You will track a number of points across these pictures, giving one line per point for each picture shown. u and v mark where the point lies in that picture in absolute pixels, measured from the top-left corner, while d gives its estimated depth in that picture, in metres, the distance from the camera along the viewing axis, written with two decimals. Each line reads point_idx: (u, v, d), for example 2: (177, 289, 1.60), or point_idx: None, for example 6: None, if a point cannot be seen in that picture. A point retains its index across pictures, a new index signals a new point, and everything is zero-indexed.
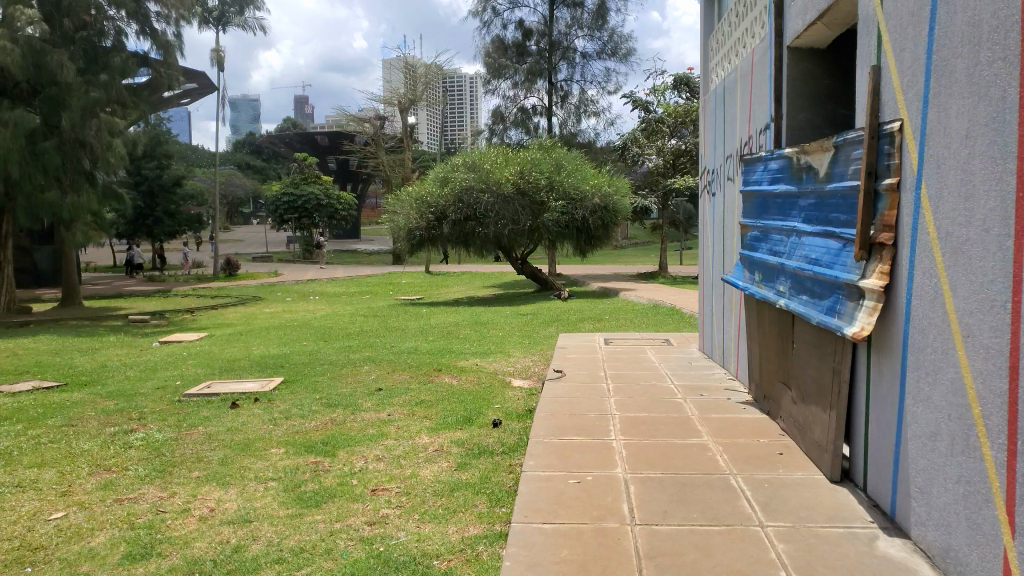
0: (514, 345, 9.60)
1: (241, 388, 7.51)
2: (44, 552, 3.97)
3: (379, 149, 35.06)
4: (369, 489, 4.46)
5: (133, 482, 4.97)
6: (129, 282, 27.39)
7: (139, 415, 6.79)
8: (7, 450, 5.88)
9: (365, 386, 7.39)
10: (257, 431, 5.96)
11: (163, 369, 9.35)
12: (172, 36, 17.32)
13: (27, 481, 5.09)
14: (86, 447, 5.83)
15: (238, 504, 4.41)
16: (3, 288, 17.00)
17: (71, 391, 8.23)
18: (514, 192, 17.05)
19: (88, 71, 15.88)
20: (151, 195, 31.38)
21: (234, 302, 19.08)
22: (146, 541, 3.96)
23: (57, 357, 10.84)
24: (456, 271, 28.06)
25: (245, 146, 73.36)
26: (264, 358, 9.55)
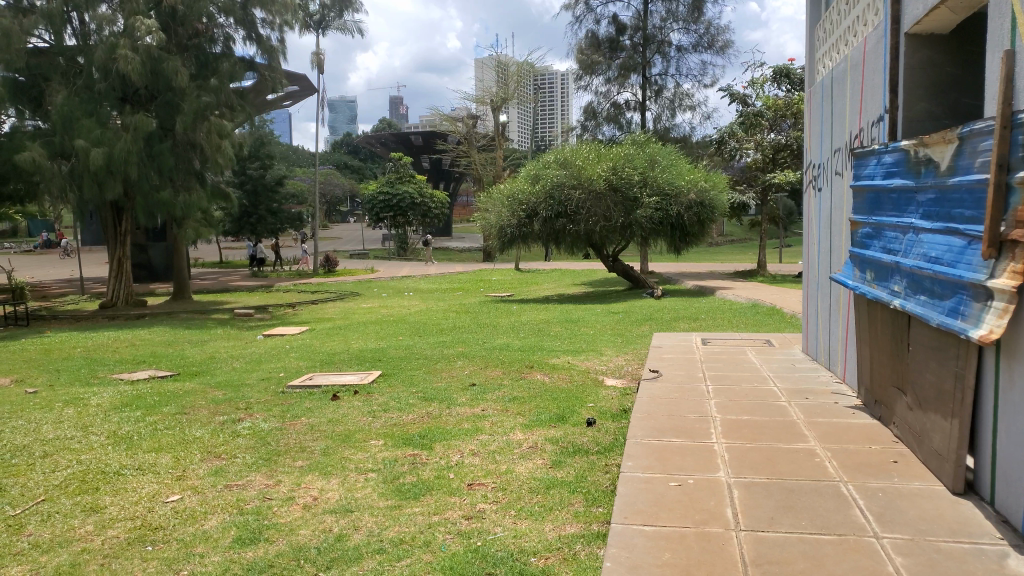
0: (606, 343, 9.50)
1: (340, 381, 7.74)
2: (163, 532, 4.20)
3: (472, 147, 35.45)
4: (465, 484, 4.51)
5: (241, 469, 5.19)
6: (235, 277, 28.74)
7: (245, 405, 7.10)
8: (128, 434, 6.26)
9: (459, 381, 7.48)
10: (357, 423, 6.13)
11: (268, 361, 9.75)
12: (276, 41, 18.02)
13: (146, 465, 5.41)
14: (198, 434, 6.14)
15: (340, 493, 4.54)
16: (123, 283, 18.15)
17: (183, 381, 8.69)
18: (607, 188, 16.87)
19: (199, 76, 16.88)
20: (255, 194, 32.79)
21: (333, 298, 19.68)
22: (254, 526, 4.13)
23: (172, 348, 11.48)
24: (546, 268, 28.09)
25: (342, 146, 75.76)
26: (362, 352, 9.81)
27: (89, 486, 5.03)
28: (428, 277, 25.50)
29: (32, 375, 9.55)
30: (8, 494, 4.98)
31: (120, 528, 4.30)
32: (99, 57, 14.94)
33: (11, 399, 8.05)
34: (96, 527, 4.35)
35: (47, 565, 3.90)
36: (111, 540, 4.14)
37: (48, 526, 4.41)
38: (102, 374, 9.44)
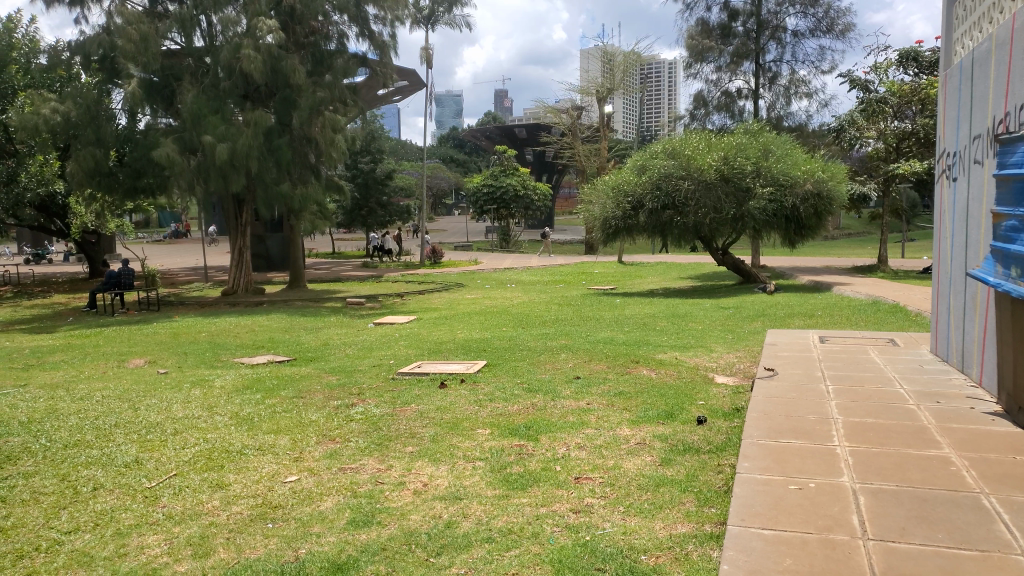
0: (715, 340, 9.22)
1: (447, 370, 7.86)
2: (283, 510, 4.39)
3: (576, 139, 35.29)
4: (573, 477, 4.47)
5: (354, 453, 5.36)
6: (345, 267, 29.79)
7: (357, 391, 7.33)
8: (249, 416, 6.58)
9: (564, 374, 7.47)
10: (463, 411, 6.20)
11: (378, 348, 10.03)
12: (388, 36, 18.48)
13: (266, 445, 5.66)
14: (314, 418, 6.38)
15: (449, 481, 4.60)
16: (243, 271, 19.11)
17: (299, 366, 9.06)
18: (717, 179, 16.41)
19: (315, 73, 17.48)
20: (366, 187, 33.79)
21: (439, 289, 20.04)
22: (367, 510, 4.24)
23: (287, 335, 11.99)
24: (649, 261, 27.64)
25: (449, 139, 77.18)
26: (468, 342, 9.94)
27: (215, 464, 5.32)
28: (531, 269, 25.59)
29: (163, 357, 10.20)
30: (143, 468, 5.32)
31: (244, 505, 4.52)
32: (224, 56, 15.77)
33: (144, 379, 8.63)
34: (223, 502, 4.60)
35: (179, 536, 4.14)
36: (236, 516, 4.36)
37: (180, 499, 4.69)
38: (225, 358, 9.98)
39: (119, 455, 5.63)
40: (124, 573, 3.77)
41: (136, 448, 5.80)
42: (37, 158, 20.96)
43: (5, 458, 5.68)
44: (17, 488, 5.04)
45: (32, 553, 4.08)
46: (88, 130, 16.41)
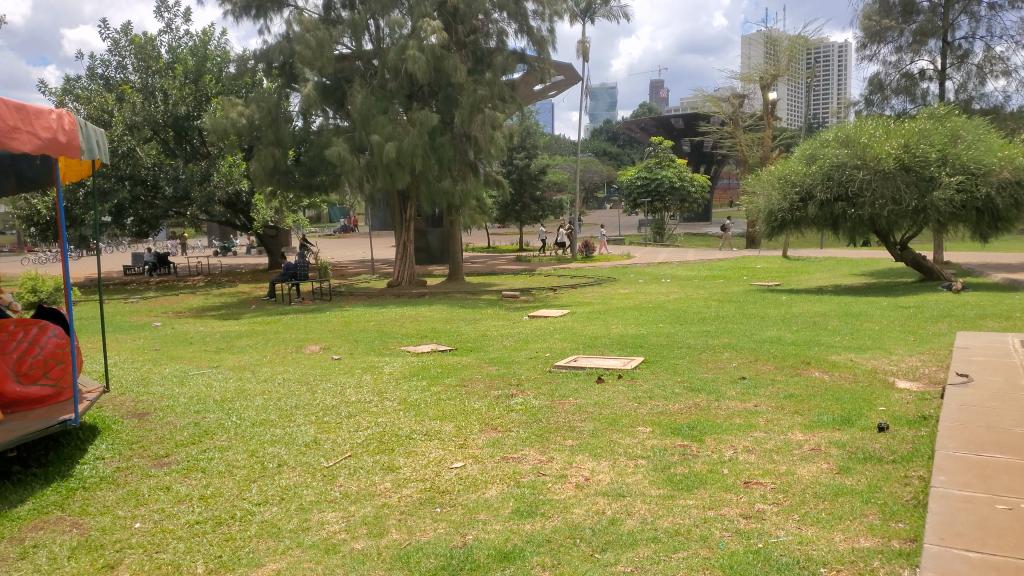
0: (894, 341, 8.57)
1: (604, 365, 7.80)
2: (449, 496, 4.54)
3: (737, 128, 33.99)
4: (741, 481, 4.30)
5: (516, 443, 5.44)
6: (501, 261, 30.40)
7: (517, 382, 7.46)
8: (416, 402, 6.88)
9: (728, 373, 7.21)
10: (622, 407, 6.14)
11: (535, 341, 10.13)
12: (546, 31, 18.63)
13: (433, 431, 5.88)
14: (476, 406, 6.55)
15: (611, 476, 4.56)
16: (407, 265, 19.96)
17: (461, 355, 9.34)
18: (897, 168, 15.19)
19: (476, 71, 17.95)
20: (521, 183, 34.28)
21: (591, 283, 19.98)
22: (531, 500, 4.30)
23: (448, 325, 12.39)
24: (817, 256, 26.15)
25: (603, 133, 76.88)
26: (625, 337, 9.83)
27: (386, 447, 5.58)
28: (687, 264, 24.99)
29: (336, 344, 10.87)
30: (322, 448, 5.69)
31: (414, 488, 4.72)
32: (391, 58, 16.52)
33: (320, 364, 9.25)
34: (394, 484, 4.83)
35: (355, 515, 4.38)
36: (407, 499, 4.56)
37: (355, 480, 4.96)
38: (392, 346, 10.47)
39: (300, 435, 6.03)
40: (308, 545, 4.04)
41: (314, 429, 6.20)
42: (226, 160, 22.98)
43: (203, 432, 6.25)
44: (213, 460, 5.53)
45: (229, 520, 4.45)
46: (269, 131, 17.79)
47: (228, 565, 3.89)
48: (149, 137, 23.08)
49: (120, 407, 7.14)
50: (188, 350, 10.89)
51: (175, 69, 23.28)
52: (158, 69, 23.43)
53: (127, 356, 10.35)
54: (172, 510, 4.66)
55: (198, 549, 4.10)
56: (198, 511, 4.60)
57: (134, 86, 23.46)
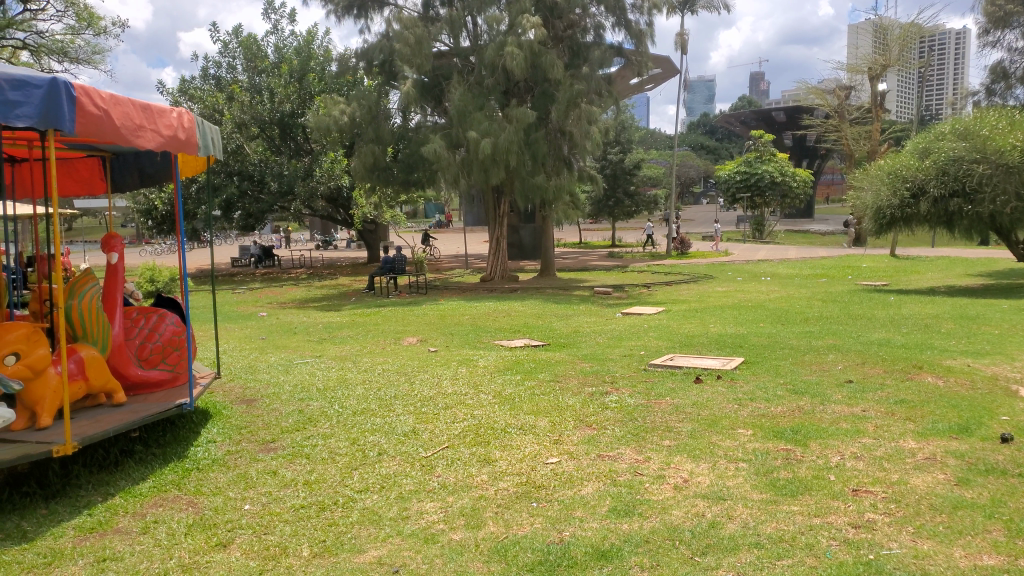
0: (1016, 347, 8.04)
1: (701, 365, 7.64)
2: (545, 491, 4.57)
3: (843, 121, 32.59)
4: (850, 489, 4.13)
5: (612, 441, 5.41)
6: (593, 257, 30.21)
7: (611, 379, 7.41)
8: (510, 396, 6.94)
9: (833, 376, 6.94)
10: (722, 409, 6.01)
11: (629, 339, 10.02)
12: (645, 25, 18.42)
13: (527, 426, 5.92)
14: (571, 402, 6.55)
15: (711, 479, 4.47)
16: (499, 259, 20.13)
17: (554, 351, 9.35)
18: (1022, 162, 14.23)
19: (572, 65, 17.93)
20: (615, 178, 33.97)
21: (687, 280, 19.61)
22: (629, 499, 4.27)
23: (540, 320, 12.43)
24: (928, 256, 24.78)
25: (700, 127, 75.23)
26: (723, 337, 9.61)
27: (482, 440, 5.66)
28: (788, 262, 24.16)
29: (432, 336, 11.08)
30: (420, 438, 5.81)
31: (510, 481, 4.77)
32: (489, 54, 16.70)
33: (416, 355, 9.45)
34: (491, 477, 4.89)
35: (453, 506, 4.47)
36: (503, 492, 4.61)
37: (453, 471, 5.06)
38: (486, 340, 10.59)
39: (399, 425, 6.20)
40: (407, 534, 4.14)
41: (413, 419, 6.36)
42: (328, 156, 23.85)
43: (307, 420, 6.50)
44: (317, 447, 5.76)
45: (332, 506, 4.62)
46: (370, 129, 18.34)
47: (331, 550, 4.03)
48: (256, 135, 24.15)
49: (230, 393, 7.52)
50: (292, 340, 11.34)
51: (281, 68, 24.25)
52: (265, 69, 24.49)
53: (237, 345, 10.88)
54: (279, 494, 4.87)
55: (304, 532, 4.28)
56: (302, 496, 4.79)
57: (243, 86, 24.57)
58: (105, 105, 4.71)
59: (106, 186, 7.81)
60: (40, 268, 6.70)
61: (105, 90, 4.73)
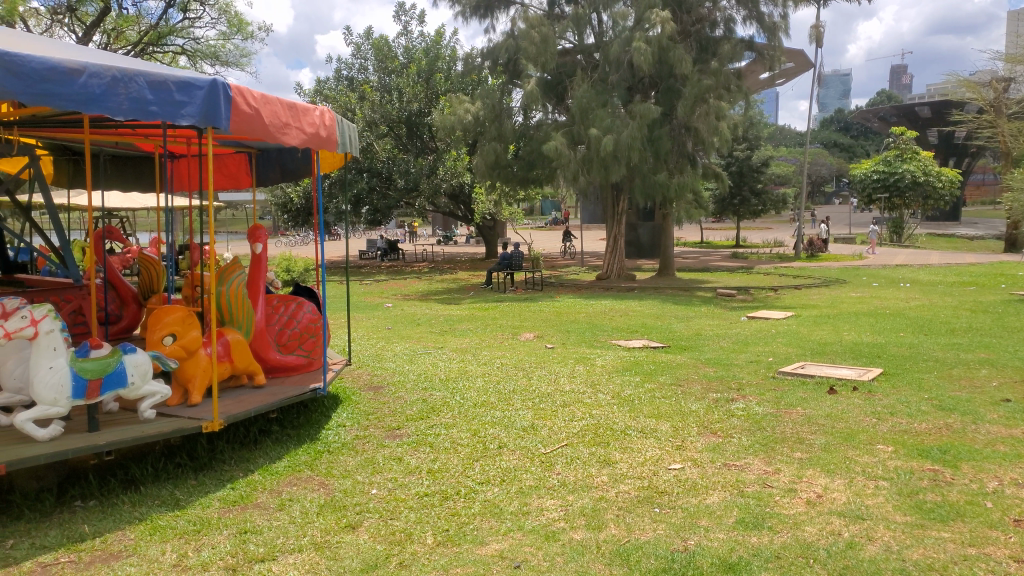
0: None
1: (836, 374, 7.26)
2: (668, 497, 4.47)
3: (998, 116, 30.08)
4: (1009, 518, 3.81)
5: (739, 450, 5.23)
6: (716, 258, 29.35)
7: (737, 386, 7.15)
8: (630, 397, 6.84)
9: (986, 394, 6.41)
10: (859, 422, 5.68)
11: (755, 344, 9.66)
12: (779, 17, 17.74)
13: (649, 429, 5.81)
14: (694, 408, 6.38)
15: (848, 496, 4.24)
16: (617, 258, 19.94)
17: (675, 353, 9.14)
18: None
19: (701, 60, 17.50)
20: (740, 176, 32.83)
21: (818, 284, 18.71)
22: (757, 512, 4.12)
23: (660, 321, 12.19)
24: None
25: (835, 123, 71.59)
26: (859, 345, 9.09)
27: (601, 440, 5.61)
28: (930, 267, 22.59)
29: (549, 333, 11.10)
30: (539, 434, 5.83)
31: (631, 485, 4.70)
32: (615, 50, 16.59)
33: (534, 351, 9.50)
34: (611, 479, 4.83)
35: (573, 505, 4.45)
36: (625, 495, 4.55)
37: (572, 469, 5.04)
38: (603, 339, 10.50)
39: (518, 419, 6.24)
40: (529, 530, 4.15)
41: (531, 414, 6.38)
42: (451, 153, 24.38)
43: (429, 409, 6.66)
44: (440, 436, 5.89)
45: (454, 496, 4.71)
46: (492, 127, 18.57)
47: (454, 539, 4.11)
48: (385, 133, 24.95)
49: (359, 379, 7.82)
50: (416, 331, 11.66)
51: (410, 68, 24.99)
52: (395, 69, 25.31)
53: (364, 334, 11.30)
54: (403, 480, 5.01)
55: (428, 520, 4.38)
56: (425, 484, 4.91)
57: (374, 85, 25.43)
58: (257, 104, 4.99)
59: (252, 181, 8.29)
60: (192, 255, 7.17)
61: (257, 90, 5.00)
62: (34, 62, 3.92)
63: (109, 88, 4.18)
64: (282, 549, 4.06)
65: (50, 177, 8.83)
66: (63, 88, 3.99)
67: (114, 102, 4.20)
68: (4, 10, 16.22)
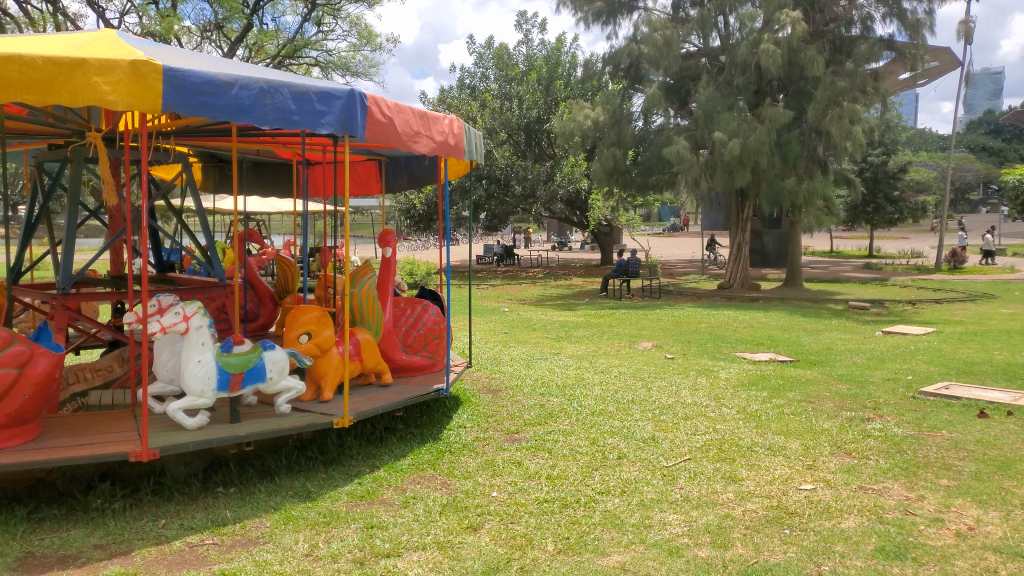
0: None
1: (986, 397, 6.72)
2: (799, 519, 4.26)
3: None
4: None
5: (876, 473, 4.93)
6: (846, 268, 27.88)
7: (873, 405, 6.74)
8: (757, 413, 6.58)
9: None
10: (1014, 450, 5.24)
11: (892, 361, 9.09)
12: (923, 14, 16.70)
13: (777, 447, 5.58)
14: (826, 426, 6.07)
15: (1004, 531, 3.92)
16: (740, 267, 19.29)
17: (803, 368, 8.74)
18: None
19: (834, 61, 16.73)
20: (875, 182, 31.05)
21: (963, 298, 17.42)
22: (899, 541, 3.87)
23: (786, 334, 11.69)
24: None
25: (984, 126, 66.52)
26: (1012, 366, 8.37)
27: (726, 456, 5.43)
28: None
29: (668, 342, 10.87)
30: (660, 446, 5.72)
31: (759, 504, 4.51)
32: (742, 52, 16.13)
33: (654, 361, 9.33)
34: (737, 496, 4.67)
35: (698, 521, 4.32)
36: (752, 514, 4.38)
37: (696, 484, 4.90)
38: (727, 350, 10.17)
39: (638, 430, 6.14)
40: (651, 544, 4.07)
41: (651, 426, 6.26)
42: (569, 159, 24.36)
43: (548, 415, 6.66)
44: (559, 442, 5.88)
45: (574, 504, 4.68)
46: (611, 133, 18.43)
47: (575, 548, 4.08)
48: (504, 140, 25.28)
49: (478, 381, 7.94)
50: (533, 336, 11.72)
51: (530, 76, 25.25)
52: (515, 76, 25.63)
53: (483, 337, 11.47)
54: (523, 485, 5.04)
55: (548, 527, 4.37)
56: (545, 490, 4.91)
57: (495, 93, 25.84)
58: (391, 113, 5.16)
59: (381, 187, 8.59)
60: (321, 258, 7.49)
61: (391, 100, 5.18)
62: (193, 77, 4.19)
63: (257, 99, 4.44)
64: (407, 546, 4.16)
65: (199, 182, 9.52)
66: (217, 100, 4.26)
67: (260, 113, 4.45)
68: (162, 28, 17.62)
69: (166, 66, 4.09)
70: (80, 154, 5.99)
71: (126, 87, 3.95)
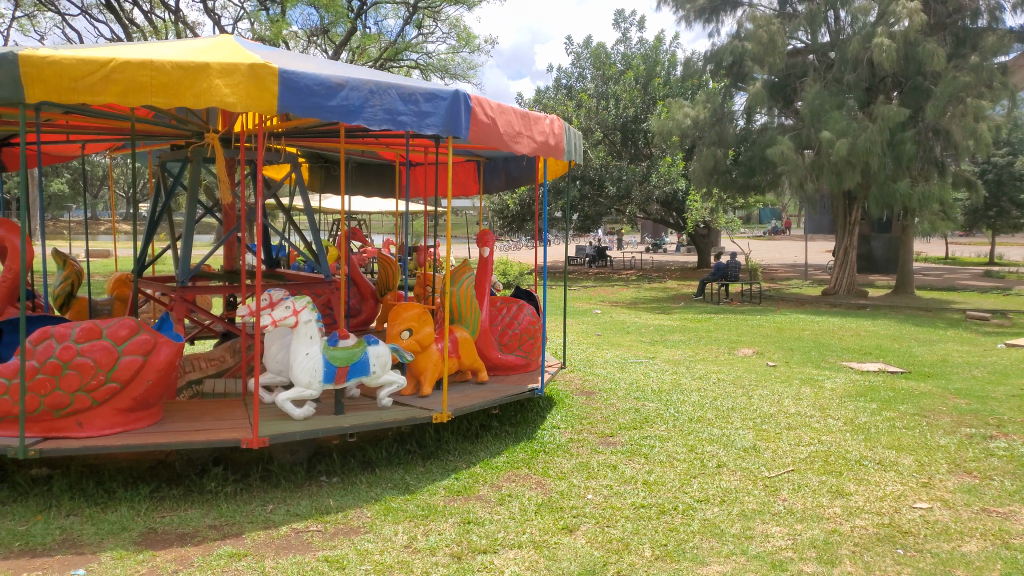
0: None
1: None
2: (914, 539, 4.03)
3: None
4: None
5: (1001, 495, 4.61)
6: (963, 276, 26.24)
7: (996, 422, 6.31)
8: (866, 425, 6.27)
9: None
10: None
11: (1017, 376, 8.48)
12: None
13: (888, 461, 5.30)
14: (942, 442, 5.72)
15: None
16: (846, 273, 18.44)
17: (916, 380, 8.27)
18: None
19: (957, 55, 15.79)
20: (998, 185, 29.03)
21: None
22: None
23: (897, 344, 11.10)
24: None
25: None
26: None
27: (832, 468, 5.20)
28: None
29: (769, 349, 10.51)
30: (761, 456, 5.53)
31: (868, 520, 4.30)
32: (854, 47, 15.48)
33: (755, 368, 9.04)
34: (844, 511, 4.46)
35: (802, 535, 4.16)
36: (861, 531, 4.17)
37: (800, 497, 4.72)
38: (832, 359, 9.75)
39: (738, 439, 5.96)
40: (752, 555, 3.94)
41: (752, 435, 6.07)
42: (666, 159, 23.97)
43: (643, 420, 6.56)
44: (655, 448, 5.78)
45: (671, 511, 4.58)
46: (711, 132, 17.99)
47: (673, 556, 4.00)
48: (600, 140, 25.11)
49: (573, 383, 7.91)
50: (627, 339, 11.59)
51: (628, 75, 24.97)
52: (613, 76, 25.40)
53: (577, 338, 11.42)
54: (619, 489, 4.97)
55: (644, 532, 4.30)
56: (642, 495, 4.83)
57: (591, 93, 25.70)
58: (493, 114, 5.21)
59: (480, 187, 8.69)
60: (420, 256, 7.63)
61: (494, 101, 5.22)
62: (307, 79, 4.35)
63: (366, 100, 4.57)
64: (503, 543, 4.18)
65: (306, 181, 9.89)
66: (329, 101, 4.41)
67: (369, 114, 4.57)
68: (272, 34, 18.40)
69: (283, 69, 4.26)
70: (200, 154, 6.33)
71: (245, 89, 4.16)
